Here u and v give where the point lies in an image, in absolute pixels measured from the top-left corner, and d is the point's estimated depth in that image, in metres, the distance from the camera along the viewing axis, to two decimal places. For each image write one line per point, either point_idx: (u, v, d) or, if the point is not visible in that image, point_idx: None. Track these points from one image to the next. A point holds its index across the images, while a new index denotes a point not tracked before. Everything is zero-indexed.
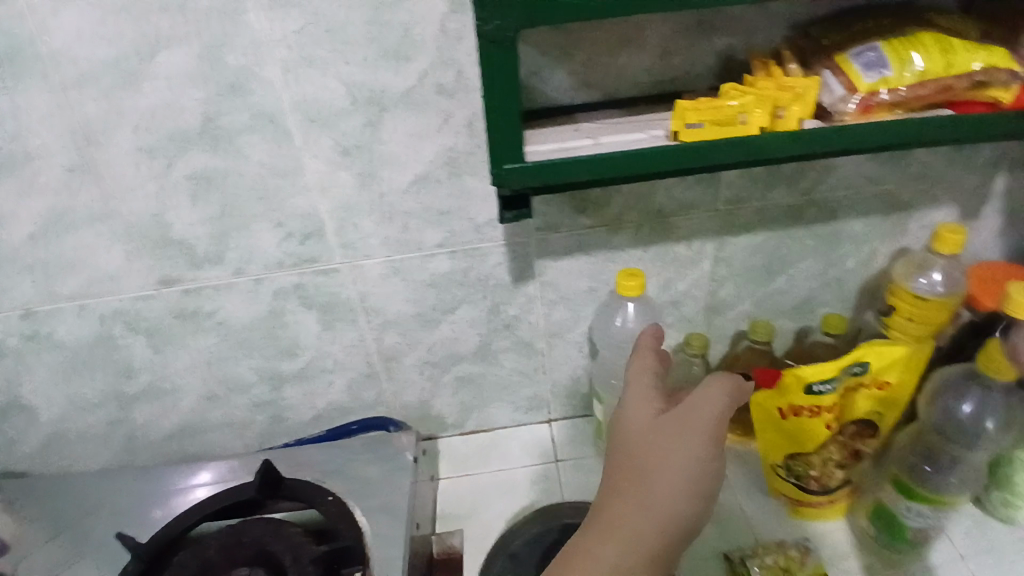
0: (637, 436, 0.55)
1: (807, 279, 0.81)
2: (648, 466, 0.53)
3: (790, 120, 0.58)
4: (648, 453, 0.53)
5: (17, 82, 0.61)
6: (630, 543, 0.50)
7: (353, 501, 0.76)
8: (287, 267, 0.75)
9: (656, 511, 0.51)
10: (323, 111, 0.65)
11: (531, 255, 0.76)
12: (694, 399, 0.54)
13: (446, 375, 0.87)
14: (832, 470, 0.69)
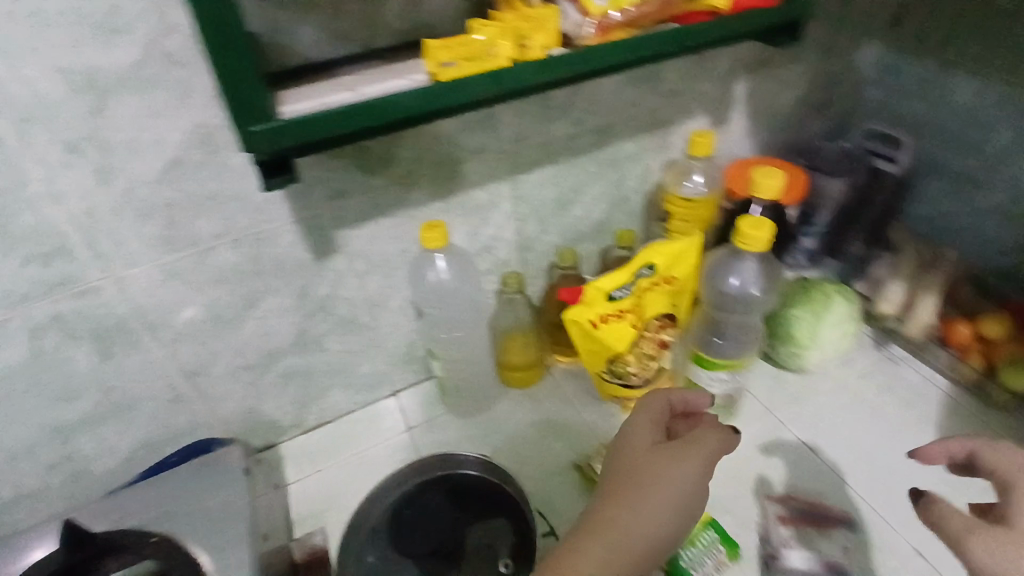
0: (641, 455, 0.58)
1: (600, 200, 0.86)
2: (643, 486, 0.55)
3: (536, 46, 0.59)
4: (642, 472, 0.56)
5: None
6: (622, 552, 0.51)
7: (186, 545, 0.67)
8: (32, 298, 0.63)
9: (648, 526, 0.53)
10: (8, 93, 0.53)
11: (325, 228, 0.71)
12: (700, 438, 0.57)
13: (268, 374, 0.80)
14: (648, 364, 0.77)
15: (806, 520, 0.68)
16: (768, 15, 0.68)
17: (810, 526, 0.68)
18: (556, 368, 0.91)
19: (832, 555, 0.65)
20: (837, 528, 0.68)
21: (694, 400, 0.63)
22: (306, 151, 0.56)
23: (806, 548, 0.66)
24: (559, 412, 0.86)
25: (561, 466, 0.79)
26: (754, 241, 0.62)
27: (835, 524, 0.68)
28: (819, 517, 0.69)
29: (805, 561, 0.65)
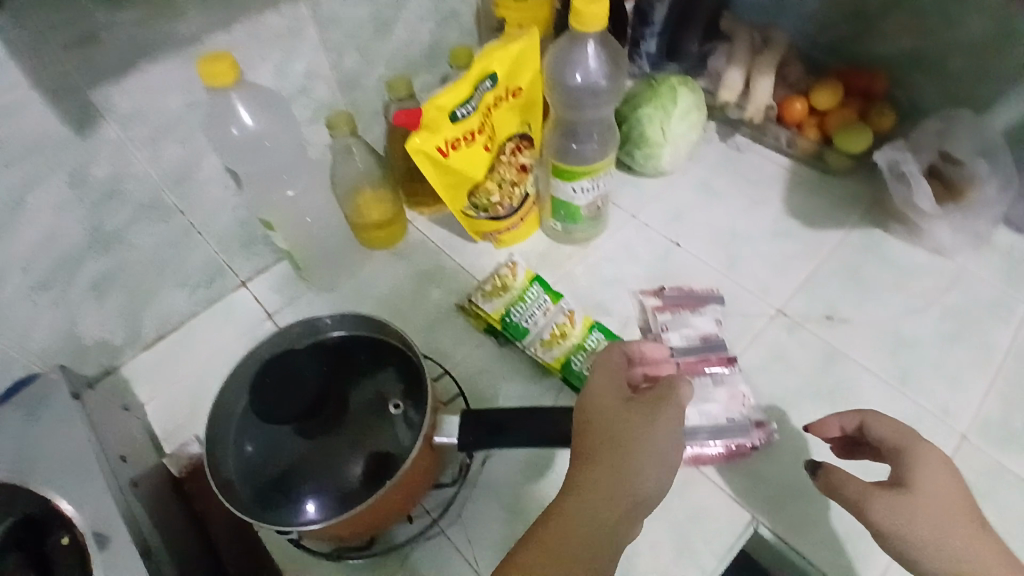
0: (615, 405, 0.50)
1: (423, 13, 0.74)
2: (620, 450, 0.47)
3: None
4: (612, 428, 0.48)
5: None
6: (605, 520, 0.45)
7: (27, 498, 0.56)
8: None
9: (626, 487, 0.46)
10: None
11: (80, 87, 0.55)
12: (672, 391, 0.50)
13: (74, 290, 0.66)
14: (510, 189, 0.73)
15: (680, 305, 0.71)
16: None
17: (685, 308, 0.71)
18: (419, 220, 0.85)
19: (706, 327, 0.69)
20: (708, 305, 0.71)
21: (650, 350, 0.60)
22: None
23: (682, 328, 0.69)
24: (430, 262, 0.80)
25: (441, 313, 0.76)
26: (591, 18, 0.55)
27: (707, 302, 0.72)
28: (692, 300, 0.72)
29: (684, 339, 0.68)
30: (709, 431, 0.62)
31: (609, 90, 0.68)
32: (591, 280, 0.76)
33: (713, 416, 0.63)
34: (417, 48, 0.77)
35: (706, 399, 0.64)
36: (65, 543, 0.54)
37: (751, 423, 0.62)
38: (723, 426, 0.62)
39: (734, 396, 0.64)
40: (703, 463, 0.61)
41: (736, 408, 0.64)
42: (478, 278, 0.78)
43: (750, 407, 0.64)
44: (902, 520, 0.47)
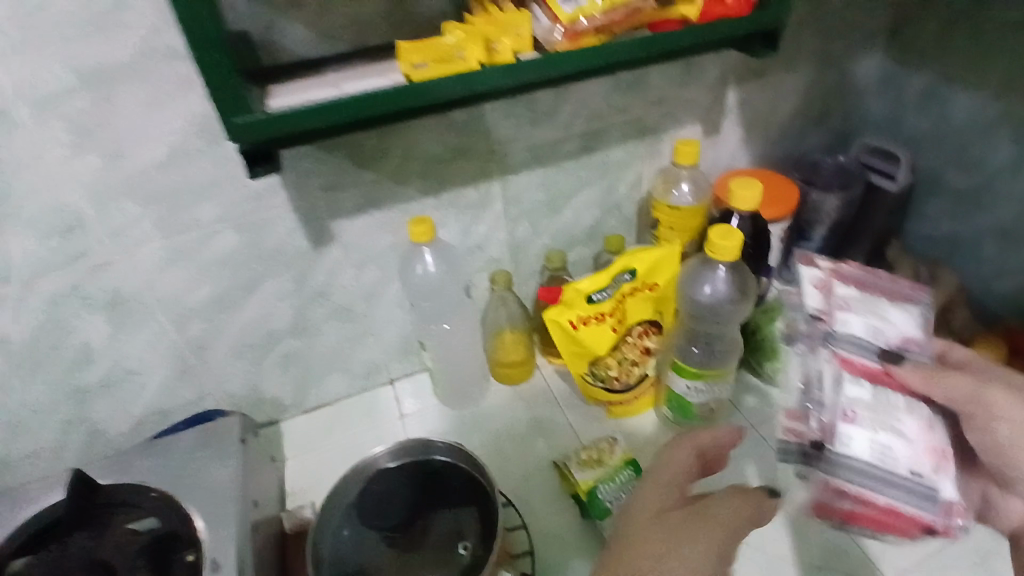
0: (676, 489, 0.60)
1: (593, 201, 0.87)
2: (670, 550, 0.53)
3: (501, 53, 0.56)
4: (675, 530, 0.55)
5: None
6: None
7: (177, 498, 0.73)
8: (54, 268, 0.69)
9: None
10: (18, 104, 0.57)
11: (323, 218, 0.74)
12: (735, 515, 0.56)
13: (269, 355, 0.85)
14: (629, 368, 0.79)
15: (858, 282, 0.61)
16: (740, 23, 0.64)
17: (875, 296, 0.60)
18: (546, 367, 0.93)
19: (860, 331, 0.56)
20: (910, 307, 0.60)
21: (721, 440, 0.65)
22: (285, 143, 0.55)
23: (847, 339, 0.55)
24: (545, 411, 0.88)
25: (541, 464, 0.81)
26: (722, 250, 0.63)
27: (911, 300, 0.61)
28: (891, 291, 0.61)
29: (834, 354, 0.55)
30: (868, 482, 0.47)
31: (731, 311, 0.74)
32: (689, 480, 0.77)
33: (871, 460, 0.48)
34: (580, 228, 0.89)
35: (880, 430, 0.49)
36: (189, 560, 0.67)
37: (942, 494, 0.47)
38: (885, 476, 0.47)
39: (932, 450, 0.49)
40: (850, 515, 0.48)
41: (889, 460, 0.48)
42: (582, 439, 0.83)
43: (948, 471, 0.49)
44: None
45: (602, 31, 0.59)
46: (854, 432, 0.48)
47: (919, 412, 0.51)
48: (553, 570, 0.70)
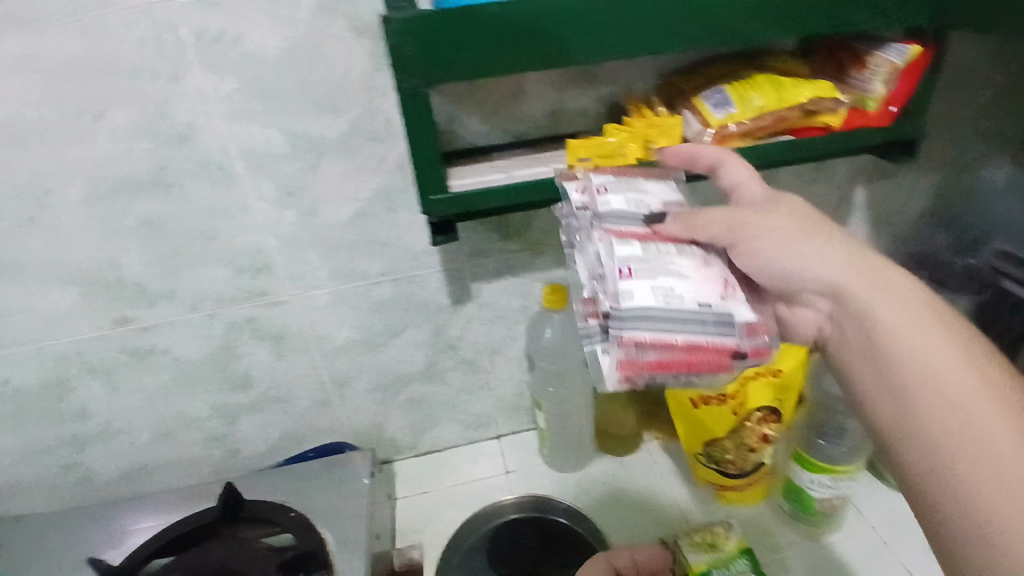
0: None
1: None
2: None
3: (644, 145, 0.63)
4: None
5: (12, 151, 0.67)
6: None
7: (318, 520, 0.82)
8: (239, 301, 0.79)
9: None
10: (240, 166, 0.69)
11: (466, 278, 0.83)
12: None
13: (397, 398, 0.93)
14: (745, 453, 0.79)
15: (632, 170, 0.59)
16: (883, 133, 0.68)
17: (638, 175, 0.58)
18: (653, 445, 0.93)
19: (620, 206, 0.53)
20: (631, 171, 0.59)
21: None
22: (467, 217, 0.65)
23: (620, 216, 0.52)
24: (651, 484, 0.89)
25: (647, 539, 0.81)
26: None
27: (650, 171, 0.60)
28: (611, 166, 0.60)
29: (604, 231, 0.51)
30: (656, 335, 0.44)
31: None
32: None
33: (656, 305, 0.45)
34: None
35: (658, 278, 0.47)
36: None
37: (737, 318, 0.47)
38: (665, 322, 0.45)
39: (710, 283, 0.48)
40: (658, 366, 0.44)
41: (680, 316, 0.45)
42: (689, 520, 0.83)
43: (734, 295, 0.48)
44: (898, 317, 0.48)
45: (745, 135, 0.65)
46: (636, 288, 0.46)
47: (694, 254, 0.50)
48: None
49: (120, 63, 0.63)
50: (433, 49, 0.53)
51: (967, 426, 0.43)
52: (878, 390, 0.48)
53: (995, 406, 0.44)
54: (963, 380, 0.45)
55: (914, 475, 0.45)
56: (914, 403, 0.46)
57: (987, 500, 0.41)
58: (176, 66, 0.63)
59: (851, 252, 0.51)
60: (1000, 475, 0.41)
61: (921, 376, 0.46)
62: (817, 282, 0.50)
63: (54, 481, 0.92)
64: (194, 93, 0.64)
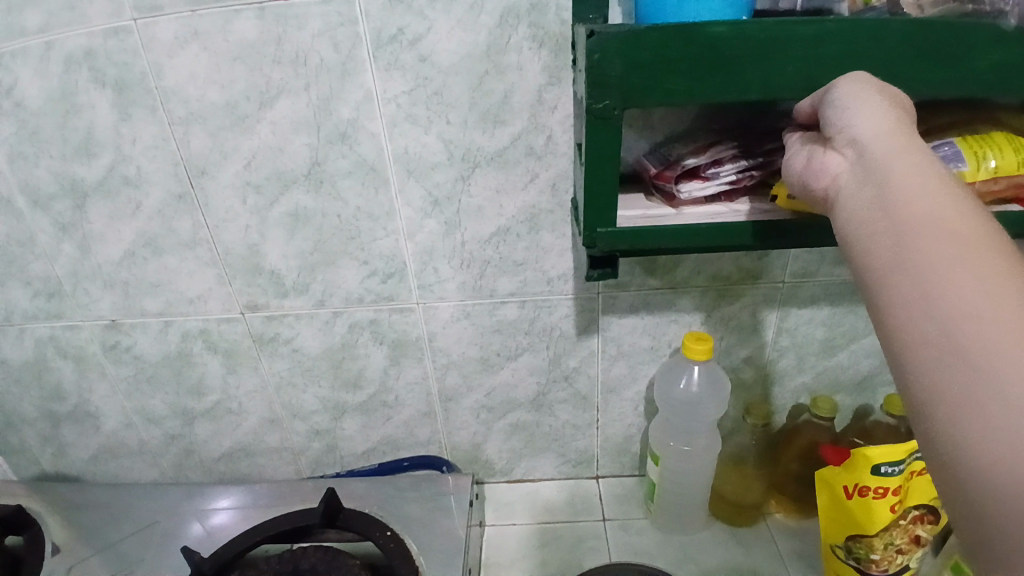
0: None
1: (872, 352, 0.81)
2: None
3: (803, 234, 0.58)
4: None
5: (172, 127, 0.68)
6: None
7: (408, 536, 0.79)
8: (365, 303, 0.78)
9: None
10: (398, 166, 0.69)
11: (597, 310, 0.78)
12: None
13: (500, 421, 0.88)
14: (893, 555, 0.69)
15: None
16: None
17: None
18: (774, 519, 0.84)
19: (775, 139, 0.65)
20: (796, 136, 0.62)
21: None
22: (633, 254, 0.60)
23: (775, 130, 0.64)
24: (766, 565, 0.78)
25: None
26: None
27: None
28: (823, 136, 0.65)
29: None
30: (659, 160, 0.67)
31: None
32: None
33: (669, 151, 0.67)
34: (847, 377, 0.83)
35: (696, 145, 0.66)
36: None
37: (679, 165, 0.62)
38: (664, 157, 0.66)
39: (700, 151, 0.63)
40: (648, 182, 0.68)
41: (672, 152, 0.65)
42: None
43: (699, 160, 0.61)
44: (913, 185, 0.35)
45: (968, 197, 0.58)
46: None
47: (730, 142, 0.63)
48: None
49: (293, 53, 0.63)
50: (643, 73, 0.49)
51: (962, 275, 0.32)
52: (865, 232, 0.37)
53: (1010, 265, 0.32)
54: (966, 234, 0.33)
55: (883, 327, 0.34)
56: (890, 242, 0.35)
57: (959, 366, 0.30)
58: (348, 60, 0.63)
59: (906, 123, 0.40)
60: (995, 336, 0.29)
61: (916, 216, 0.34)
62: (846, 128, 0.41)
63: (161, 449, 0.94)
64: (362, 92, 0.65)
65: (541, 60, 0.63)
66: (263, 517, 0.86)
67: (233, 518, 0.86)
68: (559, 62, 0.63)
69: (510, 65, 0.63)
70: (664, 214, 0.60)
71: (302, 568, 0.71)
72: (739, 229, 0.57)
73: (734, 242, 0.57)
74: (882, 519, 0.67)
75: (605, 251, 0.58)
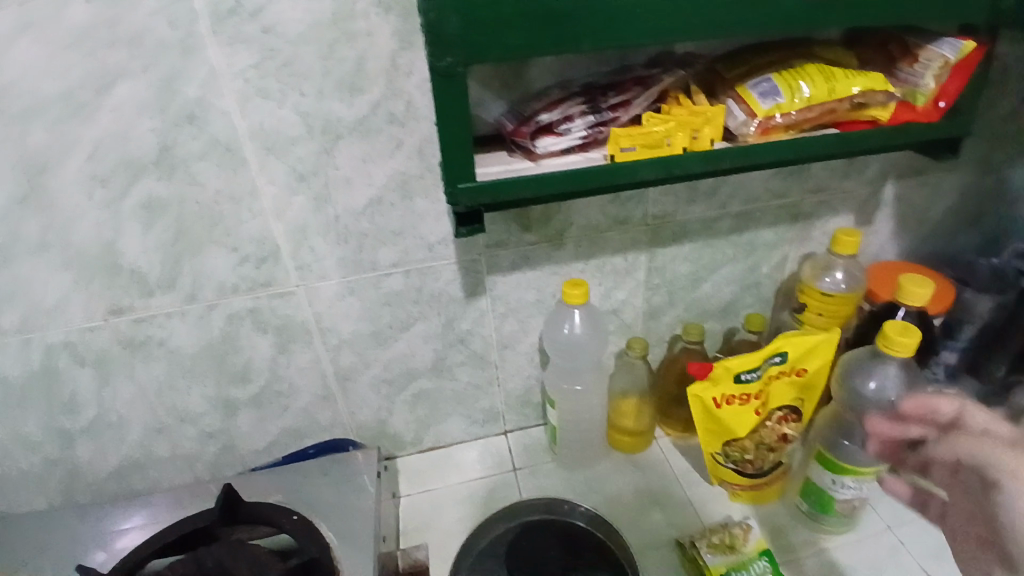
0: None
1: (733, 279, 0.89)
2: None
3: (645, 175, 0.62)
4: None
5: None
6: None
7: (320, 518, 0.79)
8: (241, 291, 0.76)
9: None
10: (259, 145, 0.67)
11: (481, 272, 0.80)
12: None
13: (402, 392, 0.89)
14: (764, 453, 0.78)
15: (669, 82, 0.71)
16: (931, 129, 0.67)
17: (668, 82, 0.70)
18: (664, 440, 0.93)
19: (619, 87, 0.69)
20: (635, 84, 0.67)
21: None
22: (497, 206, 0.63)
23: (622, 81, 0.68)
24: (660, 483, 0.87)
25: (660, 538, 0.80)
26: (899, 345, 0.63)
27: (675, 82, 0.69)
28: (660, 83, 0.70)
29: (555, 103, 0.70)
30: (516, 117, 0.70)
31: None
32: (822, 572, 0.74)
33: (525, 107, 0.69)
34: (715, 304, 0.91)
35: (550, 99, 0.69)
36: None
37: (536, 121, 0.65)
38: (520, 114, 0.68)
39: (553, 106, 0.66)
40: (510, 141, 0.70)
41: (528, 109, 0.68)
42: (704, 520, 0.81)
43: (552, 114, 0.65)
44: None
45: (790, 126, 0.66)
46: None
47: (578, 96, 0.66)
48: None
49: (122, 31, 0.59)
50: (481, 29, 0.51)
51: None
52: None
53: None
54: None
55: None
56: None
57: None
58: (187, 37, 0.60)
59: None
60: None
61: None
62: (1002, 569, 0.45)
63: (36, 478, 0.86)
64: (207, 69, 0.62)
65: (391, 26, 0.63)
66: (157, 527, 0.82)
67: (131, 535, 0.82)
68: (410, 26, 0.63)
69: (361, 32, 0.63)
70: (525, 167, 0.63)
71: (207, 567, 0.69)
72: (586, 175, 0.60)
73: (582, 185, 0.60)
74: (748, 422, 0.76)
75: (469, 207, 0.60)
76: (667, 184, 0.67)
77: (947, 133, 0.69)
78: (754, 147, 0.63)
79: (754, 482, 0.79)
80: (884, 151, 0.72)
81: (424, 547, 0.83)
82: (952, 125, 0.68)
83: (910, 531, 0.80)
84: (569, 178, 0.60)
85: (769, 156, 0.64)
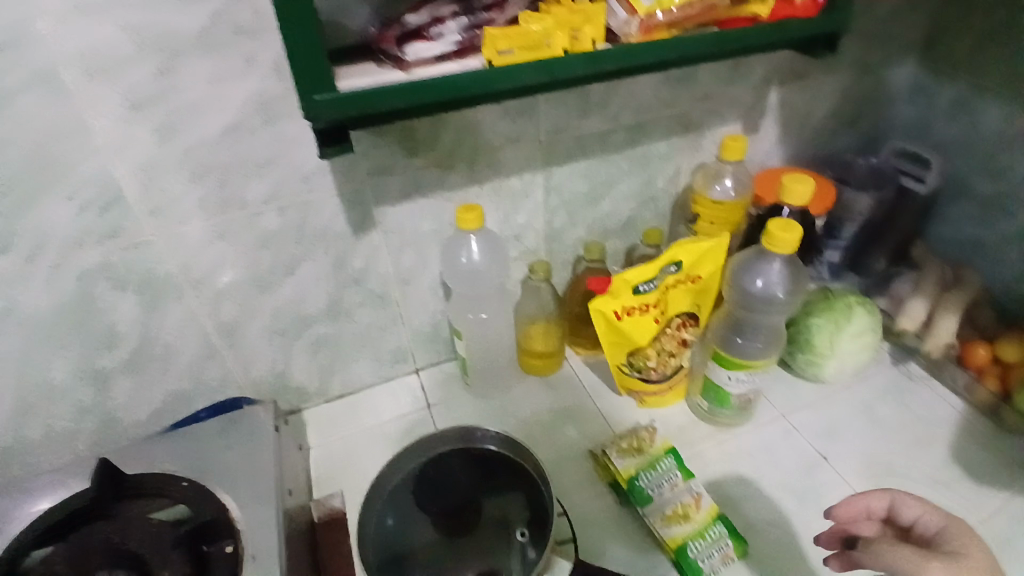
0: None
1: (632, 194, 0.89)
2: None
3: (527, 79, 0.57)
4: None
5: None
6: None
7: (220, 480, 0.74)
8: (88, 245, 0.66)
9: None
10: (77, 67, 0.56)
11: (368, 203, 0.74)
12: None
13: (298, 340, 0.83)
14: (666, 359, 0.80)
15: None
16: (809, 25, 0.67)
17: None
18: (574, 359, 0.94)
19: None
20: None
21: None
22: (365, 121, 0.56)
23: None
24: (573, 401, 0.88)
25: (575, 453, 0.82)
26: (782, 241, 0.65)
27: None
28: None
29: None
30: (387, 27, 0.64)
31: (785, 301, 0.75)
32: (724, 464, 0.80)
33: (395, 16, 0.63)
34: (616, 221, 0.90)
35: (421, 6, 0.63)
36: (227, 551, 0.65)
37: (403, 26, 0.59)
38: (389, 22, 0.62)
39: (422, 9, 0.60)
40: None
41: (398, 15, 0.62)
42: (615, 428, 0.84)
43: (421, 17, 0.59)
44: None
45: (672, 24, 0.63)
46: None
47: None
48: (590, 555, 0.71)
49: None
50: None
51: None
52: None
53: None
54: None
55: None
56: None
57: None
58: None
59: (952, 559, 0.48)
60: None
61: None
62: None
63: None
64: None
65: None
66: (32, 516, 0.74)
67: None
68: None
69: None
70: (393, 74, 0.56)
71: (93, 549, 0.65)
72: (461, 83, 0.55)
73: (458, 94, 0.55)
74: (648, 331, 0.77)
75: (332, 122, 0.53)
76: (550, 89, 0.63)
77: (824, 29, 0.69)
78: (637, 44, 0.59)
79: (658, 387, 0.82)
80: (766, 49, 0.71)
81: (339, 493, 0.82)
82: (827, 20, 0.68)
83: (800, 416, 0.86)
84: (442, 87, 0.54)
85: (654, 54, 0.61)
